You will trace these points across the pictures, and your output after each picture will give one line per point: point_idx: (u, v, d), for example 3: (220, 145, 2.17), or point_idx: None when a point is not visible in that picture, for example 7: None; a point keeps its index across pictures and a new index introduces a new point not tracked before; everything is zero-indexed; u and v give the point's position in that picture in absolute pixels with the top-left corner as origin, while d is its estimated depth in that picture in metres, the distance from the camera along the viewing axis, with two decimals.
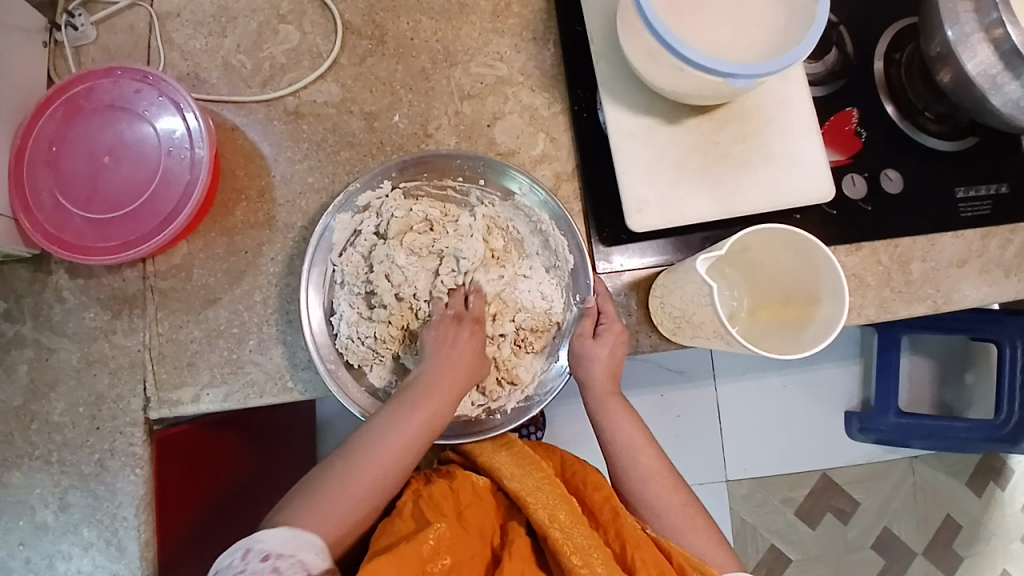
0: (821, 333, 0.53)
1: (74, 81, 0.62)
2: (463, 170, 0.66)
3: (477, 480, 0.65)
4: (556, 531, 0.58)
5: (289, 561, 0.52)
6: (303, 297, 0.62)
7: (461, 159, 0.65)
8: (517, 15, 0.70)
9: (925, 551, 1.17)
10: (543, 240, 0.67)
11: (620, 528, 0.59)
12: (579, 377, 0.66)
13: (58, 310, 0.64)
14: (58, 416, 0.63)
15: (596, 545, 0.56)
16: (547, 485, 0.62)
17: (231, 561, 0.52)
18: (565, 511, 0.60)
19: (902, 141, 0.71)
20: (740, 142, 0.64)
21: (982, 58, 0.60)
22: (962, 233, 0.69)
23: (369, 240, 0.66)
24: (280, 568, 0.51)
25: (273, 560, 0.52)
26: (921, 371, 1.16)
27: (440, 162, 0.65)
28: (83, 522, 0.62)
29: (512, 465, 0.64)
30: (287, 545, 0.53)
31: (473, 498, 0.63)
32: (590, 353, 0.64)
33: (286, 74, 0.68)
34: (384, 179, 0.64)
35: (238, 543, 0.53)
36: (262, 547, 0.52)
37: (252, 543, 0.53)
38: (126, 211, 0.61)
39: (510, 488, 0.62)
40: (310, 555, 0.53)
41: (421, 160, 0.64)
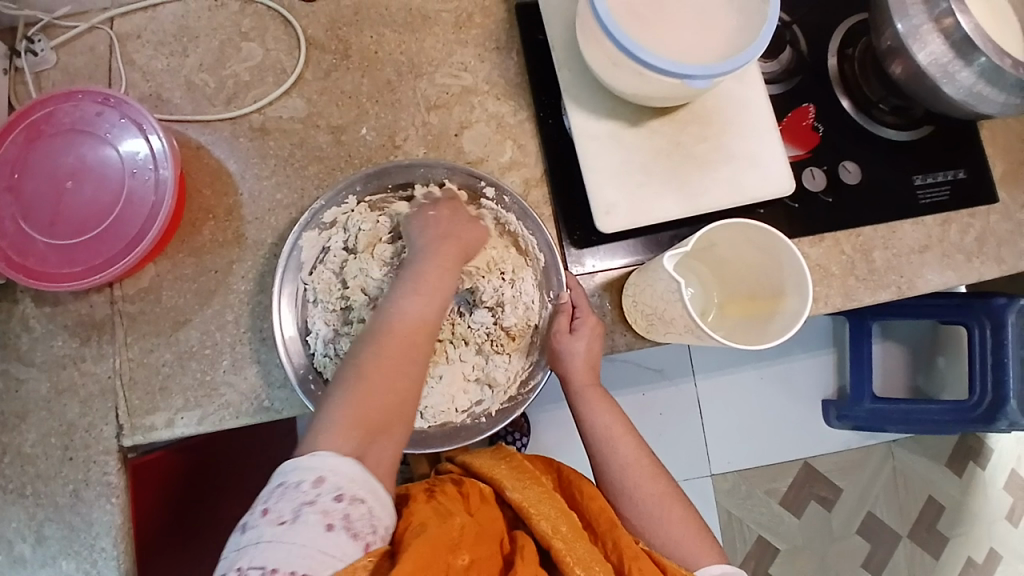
0: (787, 325, 0.54)
1: (34, 106, 0.61)
2: (427, 180, 0.67)
3: (484, 487, 0.65)
4: (559, 541, 0.57)
5: (359, 508, 0.50)
6: (275, 311, 0.62)
7: (424, 168, 0.66)
8: (480, 25, 0.70)
9: (909, 534, 1.20)
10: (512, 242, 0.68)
11: (617, 541, 0.59)
12: (562, 373, 0.67)
13: (25, 340, 0.63)
14: (29, 447, 0.62)
15: (597, 558, 0.56)
16: (547, 499, 0.63)
17: (303, 485, 0.49)
18: (566, 524, 0.60)
19: (858, 134, 0.73)
20: (704, 141, 0.65)
21: (933, 48, 0.62)
22: (923, 220, 0.71)
23: (339, 256, 0.66)
24: (351, 513, 0.49)
25: (346, 503, 0.50)
26: (894, 357, 1.19)
27: (405, 172, 0.66)
28: (60, 555, 0.61)
29: (513, 478, 0.65)
30: (362, 490, 0.51)
31: (482, 504, 0.62)
32: (569, 346, 0.65)
33: (251, 92, 0.68)
34: (348, 194, 0.65)
35: (313, 465, 0.50)
36: (336, 483, 0.50)
37: (328, 474, 0.50)
38: (91, 235, 0.60)
39: (513, 499, 0.62)
40: (377, 509, 0.51)
41: (383, 172, 0.65)
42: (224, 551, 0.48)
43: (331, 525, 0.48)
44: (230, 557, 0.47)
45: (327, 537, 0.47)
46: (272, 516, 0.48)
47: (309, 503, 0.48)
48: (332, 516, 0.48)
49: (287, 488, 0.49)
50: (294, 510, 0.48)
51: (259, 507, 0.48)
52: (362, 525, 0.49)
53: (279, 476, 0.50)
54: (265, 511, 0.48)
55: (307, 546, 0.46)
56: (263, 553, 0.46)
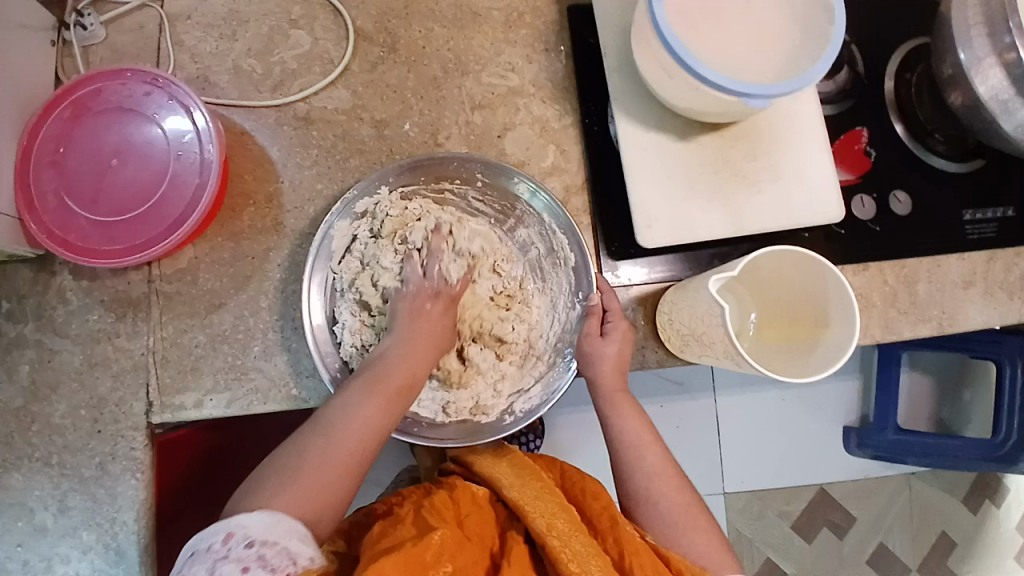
0: (832, 357, 0.53)
1: (83, 81, 0.62)
2: (460, 172, 0.66)
3: (476, 489, 0.65)
4: (553, 538, 0.57)
5: (274, 549, 0.49)
6: (303, 296, 0.61)
7: (456, 160, 0.64)
8: (530, 26, 0.69)
9: (919, 566, 1.18)
10: (546, 241, 0.68)
11: (618, 535, 0.58)
12: (589, 377, 0.66)
13: (61, 312, 0.64)
14: (59, 418, 0.63)
15: (594, 552, 0.56)
16: (546, 495, 0.62)
17: (212, 546, 0.49)
18: (564, 520, 0.59)
19: (910, 162, 0.71)
20: (753, 159, 0.64)
21: (994, 82, 0.60)
22: (969, 254, 0.69)
23: (363, 246, 0.66)
24: (265, 556, 0.49)
25: (258, 547, 0.49)
26: (919, 387, 1.17)
27: (437, 165, 0.65)
28: (82, 525, 0.62)
29: (512, 475, 0.64)
30: (273, 533, 0.50)
31: (472, 508, 0.63)
32: (600, 352, 0.64)
33: (297, 80, 0.67)
34: (381, 185, 0.64)
35: (219, 526, 0.50)
36: (244, 534, 0.49)
37: (235, 528, 0.50)
38: (133, 214, 0.61)
39: (510, 497, 0.62)
40: (295, 544, 0.50)
41: (418, 165, 0.64)
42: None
43: (246, 570, 0.48)
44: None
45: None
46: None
47: (221, 560, 0.48)
48: (246, 562, 0.48)
49: (196, 555, 0.48)
50: (208, 570, 0.48)
51: None
52: (279, 562, 0.49)
53: (188, 546, 0.49)
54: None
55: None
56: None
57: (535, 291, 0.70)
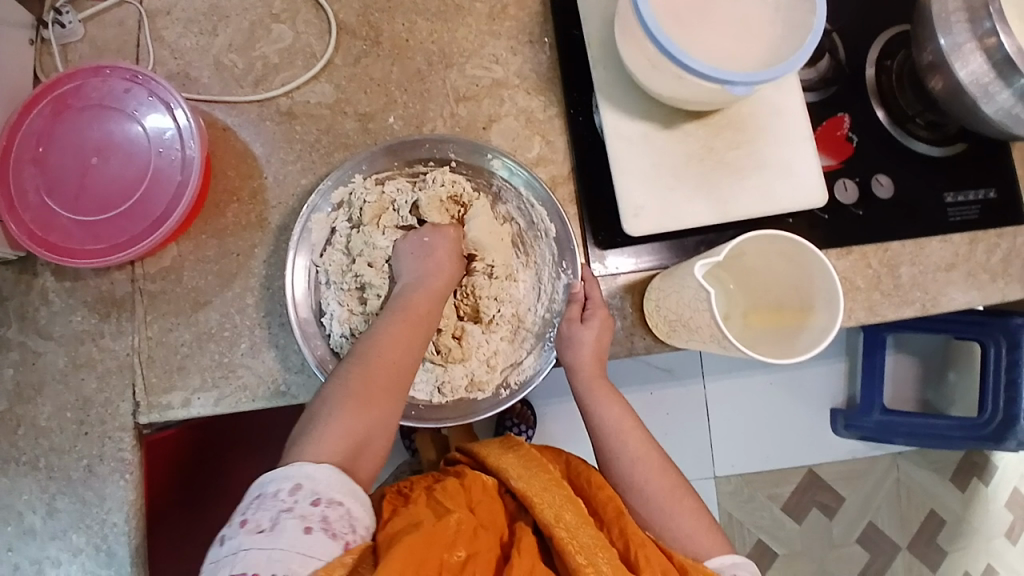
0: (817, 338, 0.54)
1: (61, 78, 0.61)
2: (433, 155, 0.66)
3: (486, 479, 0.64)
4: (562, 531, 0.57)
5: (337, 511, 0.51)
6: (286, 280, 0.62)
7: (429, 142, 0.65)
8: (514, 17, 0.69)
9: (908, 546, 1.20)
10: (526, 218, 0.68)
11: (624, 527, 0.59)
12: (566, 362, 0.65)
13: (44, 313, 0.63)
14: (45, 420, 0.62)
15: (602, 545, 0.56)
16: (553, 487, 0.62)
17: (280, 493, 0.50)
18: (571, 511, 0.59)
19: (892, 147, 0.72)
20: (737, 148, 0.64)
21: (975, 67, 0.61)
22: (951, 236, 0.70)
23: (344, 236, 0.65)
24: (328, 516, 0.50)
25: (324, 506, 0.50)
26: (904, 370, 1.18)
27: (408, 149, 0.65)
28: (71, 528, 0.61)
29: (519, 466, 0.65)
30: (339, 494, 0.51)
31: (484, 496, 0.62)
32: (578, 336, 0.64)
33: (279, 74, 0.67)
34: (354, 173, 0.64)
35: (288, 474, 0.51)
36: (312, 488, 0.51)
37: (303, 481, 0.51)
38: (115, 212, 0.60)
39: (518, 488, 0.62)
40: (356, 510, 0.52)
41: (390, 149, 0.64)
42: (206, 562, 0.48)
43: (309, 527, 0.48)
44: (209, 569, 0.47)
45: (307, 540, 0.48)
46: (250, 526, 0.48)
47: (287, 510, 0.49)
48: (310, 519, 0.49)
49: (264, 498, 0.50)
50: (273, 518, 0.49)
51: (237, 519, 0.49)
52: (340, 526, 0.50)
53: (257, 487, 0.51)
54: (243, 522, 0.48)
55: (287, 548, 0.47)
56: (245, 561, 0.47)
57: (523, 269, 0.69)
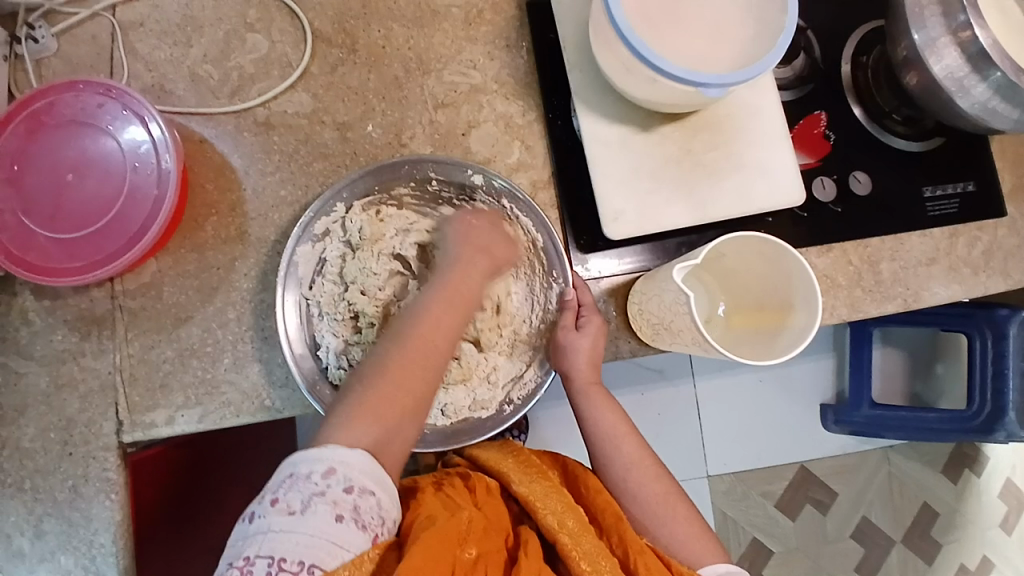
0: (794, 341, 0.54)
1: (35, 96, 0.60)
2: (411, 175, 0.65)
3: (489, 481, 0.64)
4: (565, 536, 0.57)
5: (367, 500, 0.51)
6: (279, 318, 0.61)
7: (408, 164, 0.64)
8: (490, 22, 0.69)
9: (902, 540, 1.20)
10: (511, 230, 0.67)
11: (622, 533, 0.58)
12: (563, 371, 0.66)
13: (24, 333, 0.63)
14: (28, 442, 0.62)
15: (603, 552, 0.56)
16: (554, 493, 0.62)
17: (313, 476, 0.50)
18: (573, 518, 0.59)
19: (869, 143, 0.72)
20: (713, 149, 0.65)
21: (949, 62, 0.61)
22: (931, 232, 0.71)
23: (336, 266, 0.66)
24: (358, 505, 0.50)
25: (355, 494, 0.50)
26: (892, 363, 1.19)
27: (389, 173, 0.64)
28: (59, 549, 0.61)
29: (520, 472, 0.65)
30: (370, 480, 0.51)
31: (487, 497, 0.62)
32: (574, 344, 0.64)
33: (255, 85, 0.67)
34: (336, 202, 0.64)
35: (322, 456, 0.51)
36: (345, 474, 0.50)
37: (336, 465, 0.51)
38: (92, 230, 0.60)
39: (519, 492, 0.62)
40: (385, 500, 0.52)
41: (370, 172, 0.63)
42: (233, 538, 0.48)
43: (339, 515, 0.48)
44: (238, 546, 0.47)
45: (336, 528, 0.48)
46: (282, 507, 0.48)
47: (319, 493, 0.49)
48: (341, 507, 0.49)
49: (297, 478, 0.49)
50: (304, 501, 0.48)
51: (268, 496, 0.49)
52: (370, 516, 0.50)
53: (289, 464, 0.50)
54: (275, 501, 0.48)
55: (317, 535, 0.47)
56: (271, 543, 0.47)
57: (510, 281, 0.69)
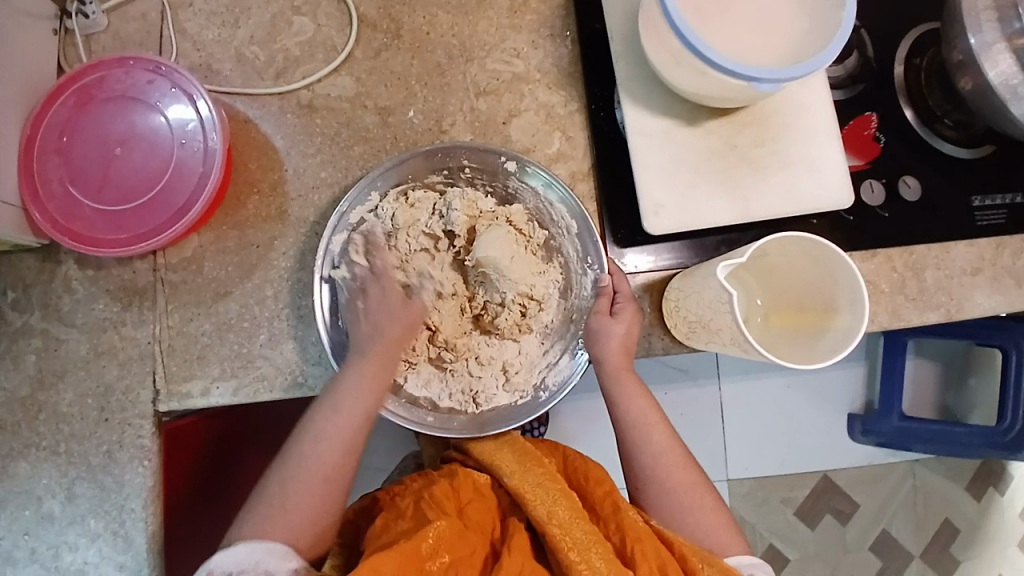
0: (839, 343, 0.53)
1: (86, 69, 0.61)
2: (446, 164, 0.66)
3: (479, 477, 0.64)
4: (555, 527, 0.57)
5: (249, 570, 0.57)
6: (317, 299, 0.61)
7: (442, 152, 0.64)
8: (535, 12, 0.69)
9: (923, 555, 1.18)
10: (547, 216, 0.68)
11: (621, 521, 0.58)
12: (591, 354, 0.64)
13: (67, 301, 0.64)
14: (66, 407, 0.63)
15: (595, 540, 0.56)
16: (548, 483, 0.61)
17: None
18: (565, 507, 0.58)
19: (919, 148, 0.70)
20: (760, 146, 0.64)
21: (1004, 68, 0.60)
22: (976, 240, 0.69)
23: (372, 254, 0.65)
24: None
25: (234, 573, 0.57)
26: (923, 375, 1.16)
27: (423, 160, 0.65)
28: (90, 513, 0.62)
29: (514, 462, 0.63)
30: (246, 556, 0.57)
31: (473, 495, 0.63)
32: (608, 329, 0.63)
33: (300, 67, 0.67)
34: (371, 191, 0.64)
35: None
36: (219, 565, 0.57)
37: (212, 565, 0.58)
38: (138, 203, 0.60)
39: (511, 485, 0.61)
40: (271, 563, 0.58)
41: (402, 162, 0.64)
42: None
43: None
44: None
45: None
46: None
47: None
48: None
49: None
50: None
51: None
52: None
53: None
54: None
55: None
56: None
57: None
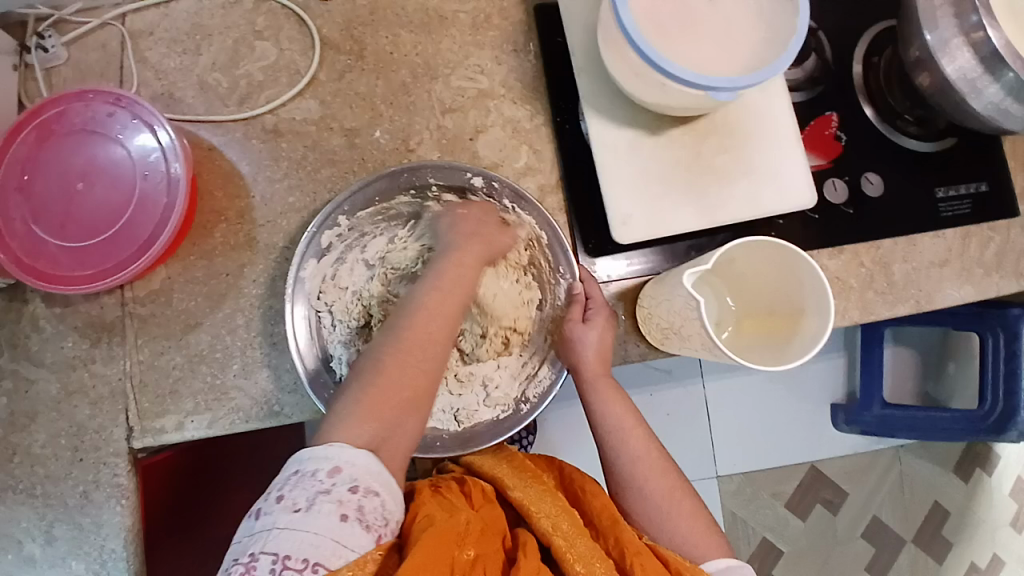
0: (808, 345, 0.53)
1: (44, 104, 0.61)
2: (411, 183, 0.65)
3: (485, 486, 0.62)
4: (559, 538, 0.55)
5: (372, 501, 0.49)
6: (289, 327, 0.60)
7: (406, 171, 0.64)
8: (498, 27, 0.69)
9: (913, 541, 1.19)
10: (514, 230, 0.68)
11: (619, 535, 0.57)
12: (569, 362, 0.65)
13: (35, 340, 0.63)
14: (39, 448, 0.62)
15: (599, 555, 0.54)
16: (549, 497, 0.60)
17: (319, 474, 0.48)
18: (568, 522, 0.57)
19: (881, 145, 0.71)
20: (724, 152, 0.64)
21: (962, 63, 0.61)
22: (942, 233, 0.70)
23: (344, 278, 0.67)
24: (365, 505, 0.48)
25: (360, 494, 0.49)
26: (903, 364, 1.18)
27: (388, 181, 0.64)
28: (69, 555, 0.61)
29: (515, 476, 0.63)
30: (376, 480, 0.50)
31: (485, 501, 0.60)
32: (582, 337, 0.63)
33: (264, 92, 0.67)
34: (338, 215, 0.63)
35: (328, 454, 0.50)
36: (352, 473, 0.49)
37: (343, 464, 0.49)
38: (103, 238, 0.60)
39: (514, 497, 0.60)
40: (389, 503, 0.51)
41: (368, 185, 0.63)
42: (236, 538, 0.46)
43: (345, 515, 0.47)
44: (242, 543, 0.45)
45: (341, 528, 0.46)
46: (286, 504, 0.46)
47: (325, 491, 0.47)
48: (347, 506, 0.47)
49: (301, 476, 0.48)
50: (309, 498, 0.47)
51: (273, 494, 0.47)
52: (375, 517, 0.49)
53: (296, 463, 0.49)
54: (280, 498, 0.47)
55: (324, 534, 0.45)
56: (277, 542, 0.45)
57: None
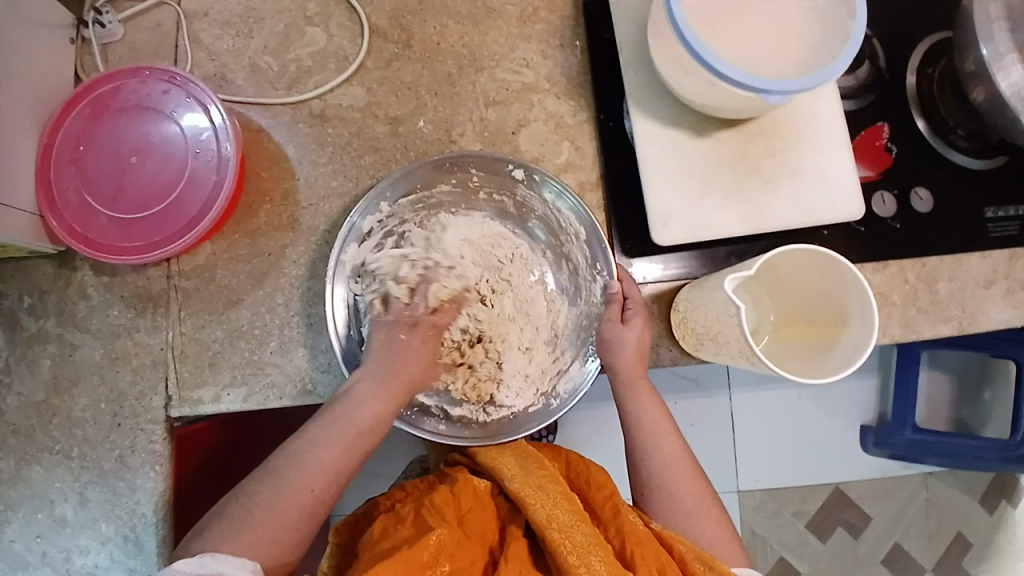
0: (850, 356, 0.52)
1: (101, 80, 0.62)
2: (454, 173, 0.66)
3: (479, 483, 0.63)
4: (555, 532, 0.56)
5: None
6: (328, 310, 0.62)
7: (449, 161, 0.64)
8: (545, 21, 0.69)
9: (935, 569, 1.16)
10: (553, 223, 0.68)
11: (621, 524, 0.58)
12: (605, 362, 0.64)
13: (82, 307, 0.65)
14: (80, 412, 0.64)
15: (595, 542, 0.55)
16: (549, 485, 0.60)
17: None
18: (565, 510, 0.58)
19: (932, 159, 0.70)
20: (771, 156, 0.63)
21: (1017, 77, 0.59)
22: (991, 253, 0.68)
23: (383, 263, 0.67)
24: None
25: None
26: (936, 387, 1.15)
27: (431, 170, 0.65)
28: (101, 517, 0.63)
29: (515, 466, 0.63)
30: (210, 566, 0.51)
31: (474, 503, 0.61)
32: (621, 337, 0.63)
33: (312, 77, 0.68)
34: (381, 202, 0.64)
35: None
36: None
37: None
38: (153, 212, 0.61)
39: (511, 490, 0.60)
40: (236, 570, 0.51)
41: (410, 173, 0.64)
42: None
43: None
44: None
45: None
46: None
47: None
48: None
49: None
50: None
51: None
52: None
53: None
54: None
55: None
56: None
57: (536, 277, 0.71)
